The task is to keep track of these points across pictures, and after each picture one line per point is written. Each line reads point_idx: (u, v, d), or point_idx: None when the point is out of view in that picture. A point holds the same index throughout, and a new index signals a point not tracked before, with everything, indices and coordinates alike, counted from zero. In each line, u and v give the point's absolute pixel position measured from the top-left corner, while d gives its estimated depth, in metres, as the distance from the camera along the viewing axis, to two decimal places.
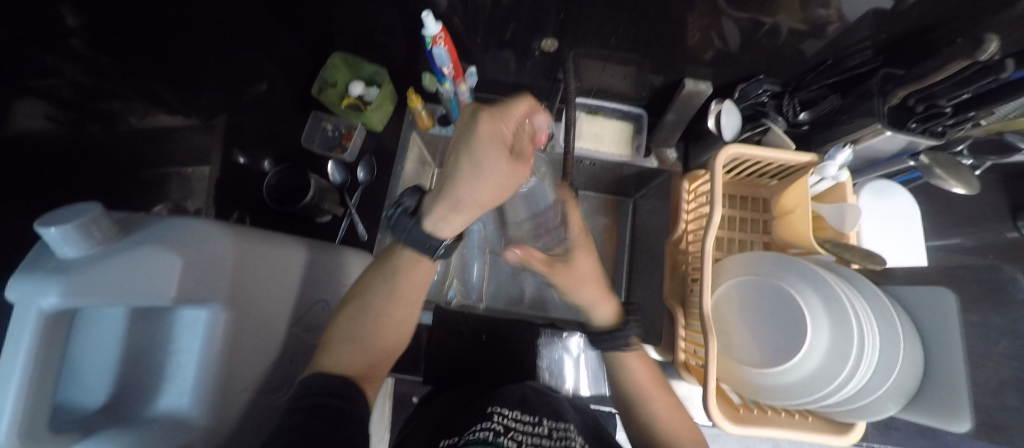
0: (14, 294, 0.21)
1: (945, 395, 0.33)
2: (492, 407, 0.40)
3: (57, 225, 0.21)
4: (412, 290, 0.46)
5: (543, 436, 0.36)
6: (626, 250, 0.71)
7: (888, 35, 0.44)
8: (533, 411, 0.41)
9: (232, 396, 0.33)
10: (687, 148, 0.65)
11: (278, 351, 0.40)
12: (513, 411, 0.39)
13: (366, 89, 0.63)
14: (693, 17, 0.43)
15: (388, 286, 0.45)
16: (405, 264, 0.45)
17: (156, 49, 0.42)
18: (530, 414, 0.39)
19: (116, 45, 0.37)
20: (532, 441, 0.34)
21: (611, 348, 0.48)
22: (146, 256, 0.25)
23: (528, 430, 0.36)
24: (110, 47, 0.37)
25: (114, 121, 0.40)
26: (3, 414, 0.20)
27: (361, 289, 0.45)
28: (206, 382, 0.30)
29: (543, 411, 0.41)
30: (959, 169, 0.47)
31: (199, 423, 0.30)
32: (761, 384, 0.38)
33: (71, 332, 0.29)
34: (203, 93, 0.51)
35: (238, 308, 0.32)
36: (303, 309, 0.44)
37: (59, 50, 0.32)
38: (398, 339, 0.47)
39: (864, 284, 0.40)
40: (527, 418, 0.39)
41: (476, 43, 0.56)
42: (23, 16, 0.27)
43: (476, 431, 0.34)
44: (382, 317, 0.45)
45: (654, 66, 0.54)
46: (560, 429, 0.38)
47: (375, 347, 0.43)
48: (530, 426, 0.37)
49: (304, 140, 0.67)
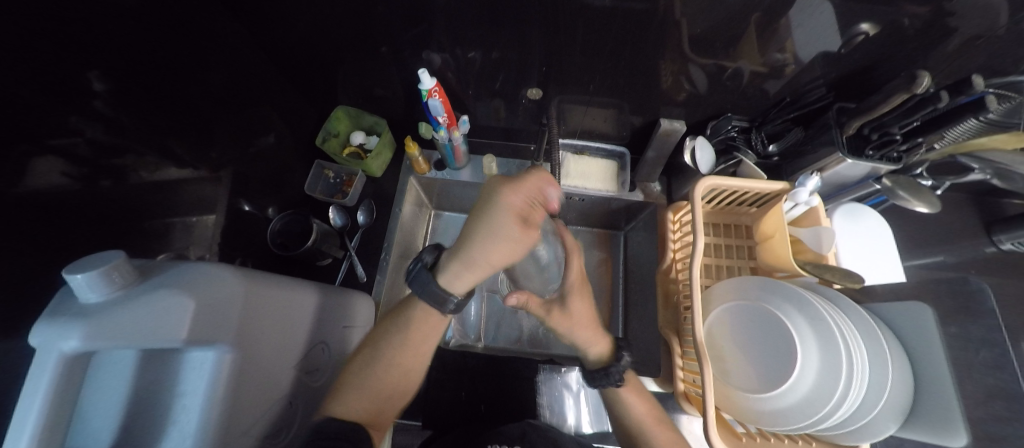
0: (38, 339, 0.23)
1: (940, 415, 0.33)
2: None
3: (82, 272, 0.23)
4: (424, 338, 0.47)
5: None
6: (621, 280, 0.72)
7: (837, 75, 0.49)
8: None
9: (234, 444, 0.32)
10: (669, 182, 0.68)
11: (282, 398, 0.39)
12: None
13: (367, 138, 0.69)
14: (664, 63, 0.48)
15: (399, 333, 0.47)
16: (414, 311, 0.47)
17: (170, 105, 0.45)
18: None
19: (133, 100, 0.40)
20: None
21: (610, 383, 0.47)
22: (158, 301, 0.27)
23: None
24: (128, 103, 0.40)
25: (125, 175, 0.40)
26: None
27: (374, 340, 0.47)
28: (207, 432, 0.29)
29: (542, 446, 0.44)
30: (919, 190, 0.51)
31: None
32: (761, 410, 0.38)
33: (81, 393, 0.29)
34: (216, 146, 0.54)
35: (244, 350, 0.32)
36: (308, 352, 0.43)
37: (82, 107, 0.34)
38: (408, 384, 0.47)
39: (846, 304, 0.42)
40: None
41: (469, 93, 0.61)
42: (45, 74, 0.30)
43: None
44: (391, 366, 0.45)
45: (632, 107, 0.59)
46: None
47: (383, 393, 0.44)
48: None
49: (307, 188, 0.70)
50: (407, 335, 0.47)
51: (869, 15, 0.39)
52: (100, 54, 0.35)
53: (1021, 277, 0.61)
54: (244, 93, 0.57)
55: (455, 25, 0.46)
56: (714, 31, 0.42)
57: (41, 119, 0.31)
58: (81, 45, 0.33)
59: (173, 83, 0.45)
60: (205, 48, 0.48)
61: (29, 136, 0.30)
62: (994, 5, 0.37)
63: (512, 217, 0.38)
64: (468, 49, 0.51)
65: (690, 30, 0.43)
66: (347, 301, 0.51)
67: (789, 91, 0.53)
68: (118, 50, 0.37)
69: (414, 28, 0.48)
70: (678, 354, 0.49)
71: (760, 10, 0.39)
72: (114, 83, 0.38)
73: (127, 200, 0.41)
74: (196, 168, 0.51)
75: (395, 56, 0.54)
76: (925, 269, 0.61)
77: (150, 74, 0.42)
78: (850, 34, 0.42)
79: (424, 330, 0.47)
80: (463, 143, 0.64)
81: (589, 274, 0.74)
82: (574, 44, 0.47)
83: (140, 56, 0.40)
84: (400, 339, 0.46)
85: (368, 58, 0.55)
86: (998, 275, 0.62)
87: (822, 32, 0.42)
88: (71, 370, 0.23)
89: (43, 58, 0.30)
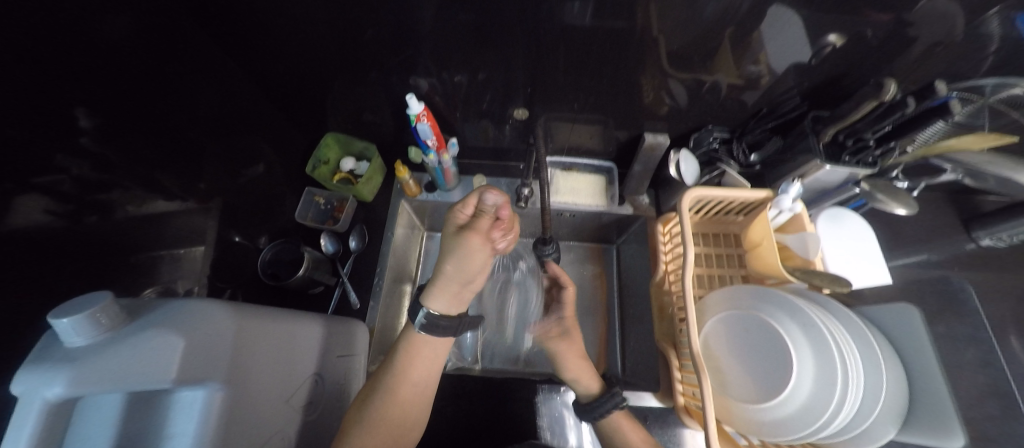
0: (21, 387, 0.22)
1: (937, 416, 0.34)
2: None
3: (67, 317, 0.23)
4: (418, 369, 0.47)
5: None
6: (616, 294, 0.72)
7: (809, 84, 0.51)
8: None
9: None
10: (658, 194, 0.69)
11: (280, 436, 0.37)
12: None
13: (357, 163, 0.70)
14: (645, 79, 0.50)
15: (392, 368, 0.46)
16: (406, 349, 0.47)
17: (157, 138, 0.45)
18: None
19: (120, 135, 0.40)
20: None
21: (605, 411, 0.49)
22: (148, 339, 0.26)
23: None
24: (115, 138, 0.40)
25: (111, 210, 0.40)
26: None
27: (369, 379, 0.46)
28: None
29: None
30: (895, 192, 0.53)
31: None
32: (760, 419, 0.38)
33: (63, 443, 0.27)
34: (204, 176, 0.53)
35: (235, 388, 0.30)
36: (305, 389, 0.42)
37: (68, 144, 0.34)
38: (412, 418, 0.46)
39: (835, 308, 0.43)
40: None
41: (456, 115, 0.62)
42: (27, 111, 0.30)
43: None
44: (388, 401, 0.44)
45: (617, 123, 0.61)
46: None
47: (382, 432, 0.43)
48: None
49: (298, 215, 0.70)
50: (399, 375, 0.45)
51: (834, 27, 0.41)
52: (85, 91, 0.35)
53: (1003, 272, 0.63)
54: (232, 123, 0.58)
55: (441, 50, 0.48)
56: (690, 47, 0.44)
57: (25, 157, 0.31)
58: (64, 84, 0.33)
59: (162, 116, 0.46)
60: (192, 81, 0.49)
61: (11, 175, 0.29)
62: (948, 15, 0.40)
63: (469, 232, 0.43)
64: (454, 73, 0.52)
65: (667, 46, 0.44)
66: (346, 327, 0.51)
67: (766, 101, 0.55)
68: (106, 87, 0.38)
69: (401, 54, 0.49)
70: (676, 366, 0.49)
71: (732, 25, 0.41)
72: (101, 118, 0.38)
73: (113, 235, 0.41)
74: (184, 198, 0.50)
75: (383, 80, 0.55)
76: (911, 268, 0.62)
77: (138, 110, 0.42)
78: (818, 46, 0.44)
79: (415, 366, 0.46)
80: (453, 164, 0.64)
81: (584, 289, 0.74)
82: (557, 64, 0.49)
83: (127, 93, 0.40)
84: (395, 381, 0.45)
85: (356, 83, 0.56)
86: (981, 270, 0.63)
87: (791, 45, 0.44)
88: (54, 418, 0.22)
89: (27, 97, 0.30)
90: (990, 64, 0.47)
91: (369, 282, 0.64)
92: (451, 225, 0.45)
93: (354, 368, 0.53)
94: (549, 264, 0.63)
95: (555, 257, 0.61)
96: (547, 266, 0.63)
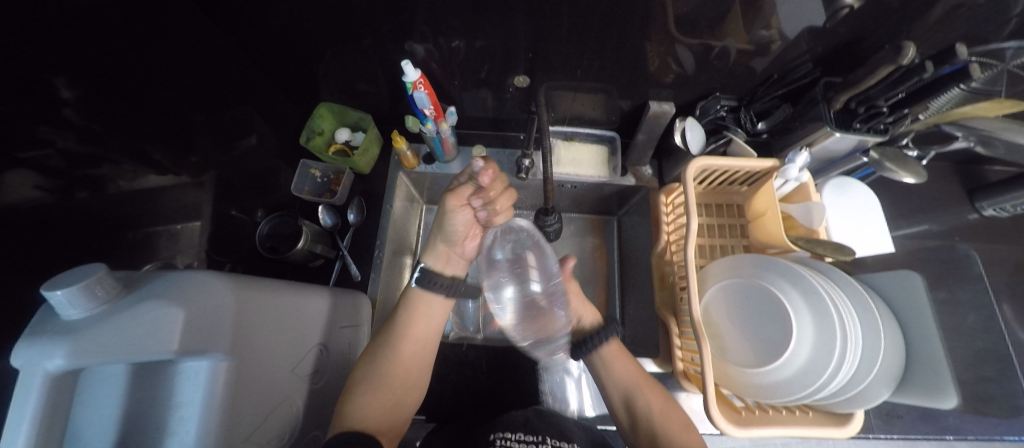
0: (20, 359, 0.22)
1: (925, 376, 0.36)
2: (496, 433, 0.45)
3: (61, 289, 0.23)
4: (424, 337, 0.48)
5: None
6: (616, 266, 0.73)
7: (823, 49, 0.49)
8: (537, 431, 0.46)
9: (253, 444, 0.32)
10: (661, 165, 0.68)
11: (294, 402, 0.39)
12: (518, 433, 0.45)
13: (352, 135, 0.67)
14: (651, 45, 0.48)
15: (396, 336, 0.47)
16: (408, 314, 0.48)
17: (145, 111, 0.43)
18: (534, 434, 0.45)
19: (106, 108, 0.39)
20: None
21: (596, 344, 0.52)
22: (147, 311, 0.25)
23: None
24: (100, 111, 0.38)
25: (104, 185, 0.40)
26: None
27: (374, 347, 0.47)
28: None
29: (547, 431, 0.46)
30: (905, 160, 0.51)
31: None
32: (758, 384, 0.40)
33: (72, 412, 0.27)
34: (195, 151, 0.51)
35: (242, 356, 0.30)
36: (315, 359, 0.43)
37: (51, 116, 0.33)
38: (417, 382, 0.48)
39: (838, 275, 0.43)
40: (531, 437, 0.44)
41: (454, 84, 0.60)
42: (8, 84, 0.29)
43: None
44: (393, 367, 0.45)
45: (620, 90, 0.58)
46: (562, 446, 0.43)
47: (390, 399, 0.45)
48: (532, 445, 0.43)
49: (294, 190, 0.67)
50: (404, 345, 0.47)
51: None
52: (65, 61, 0.33)
53: (1001, 241, 0.63)
54: (222, 96, 0.55)
55: (437, 15, 0.45)
56: (700, 10, 0.42)
57: (12, 132, 0.30)
58: (41, 52, 0.31)
59: (152, 89, 0.44)
60: (184, 51, 0.47)
61: None
62: None
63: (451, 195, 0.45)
64: (450, 38, 0.49)
65: (676, 10, 0.42)
66: (352, 300, 0.51)
67: (777, 67, 0.52)
68: (93, 60, 0.36)
69: (393, 19, 0.46)
70: (676, 333, 0.50)
71: None
72: (87, 91, 0.36)
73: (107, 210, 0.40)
74: (177, 173, 0.49)
75: (376, 46, 0.52)
76: (912, 238, 0.62)
77: (126, 84, 0.40)
78: (833, 10, 0.42)
79: (419, 332, 0.48)
80: (452, 135, 0.62)
81: (584, 262, 0.74)
82: (559, 29, 0.46)
83: (116, 63, 0.39)
84: (401, 347, 0.47)
85: (348, 49, 0.53)
86: (982, 239, 0.63)
87: (807, 6, 0.41)
88: (60, 387, 0.23)
89: (8, 65, 0.28)
90: (1013, 27, 0.44)
91: (370, 256, 0.64)
92: (447, 195, 0.45)
93: (358, 338, 0.53)
94: (551, 235, 0.62)
95: (557, 227, 0.61)
96: (549, 237, 0.63)
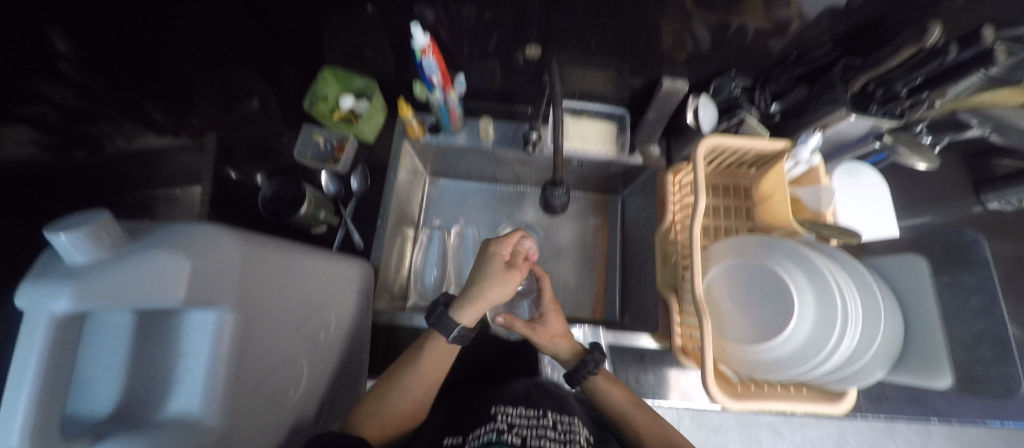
0: (25, 301, 0.22)
1: (922, 357, 0.38)
2: (496, 407, 0.46)
3: (64, 233, 0.22)
4: (434, 378, 0.50)
5: (548, 428, 0.43)
6: (618, 246, 0.73)
7: (845, 29, 0.46)
8: (538, 405, 0.47)
9: (262, 397, 0.32)
10: (669, 145, 0.66)
11: (301, 362, 0.39)
12: (519, 408, 0.46)
13: (357, 101, 0.64)
14: (667, 20, 0.46)
15: (412, 375, 0.49)
16: (427, 355, 0.50)
17: (145, 69, 0.42)
18: (536, 409, 0.46)
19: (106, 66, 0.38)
20: (538, 434, 0.42)
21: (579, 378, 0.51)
22: (152, 260, 0.25)
23: (533, 424, 0.43)
24: (100, 68, 0.37)
25: (100, 144, 0.41)
26: (20, 406, 0.20)
27: (388, 379, 0.49)
28: (220, 400, 0.27)
29: (547, 405, 0.48)
30: (919, 146, 0.50)
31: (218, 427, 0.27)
32: (756, 360, 0.41)
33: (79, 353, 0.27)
34: (195, 112, 0.51)
35: (248, 312, 0.30)
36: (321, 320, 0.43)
37: (48, 71, 0.33)
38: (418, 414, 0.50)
39: (842, 257, 0.43)
40: (533, 412, 0.45)
41: (464, 52, 0.57)
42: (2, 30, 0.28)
43: (482, 433, 0.41)
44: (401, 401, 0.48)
45: (632, 66, 0.56)
46: (565, 422, 0.45)
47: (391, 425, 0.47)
48: (535, 419, 0.44)
49: (297, 155, 0.65)
50: (416, 378, 0.49)
51: None
52: (64, 13, 0.32)
53: (1002, 234, 0.63)
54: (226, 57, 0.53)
55: None
56: None
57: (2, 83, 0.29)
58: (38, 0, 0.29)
59: (155, 49, 0.42)
60: None
61: None
62: None
63: (496, 240, 0.53)
64: (461, 4, 0.47)
65: None
66: (358, 266, 0.52)
67: (795, 47, 0.50)
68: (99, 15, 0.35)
69: None
70: (676, 311, 0.50)
71: None
72: (84, 45, 0.35)
73: None
74: (177, 133, 0.50)
75: (381, 11, 0.50)
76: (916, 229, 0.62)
77: (131, 39, 0.39)
78: None
79: (431, 373, 0.50)
80: (458, 105, 0.60)
81: (586, 242, 0.74)
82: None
83: (127, 22, 0.37)
84: (411, 382, 0.49)
85: (351, 15, 0.51)
86: (986, 232, 0.63)
87: None
88: (66, 330, 0.22)
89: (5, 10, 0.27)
90: None
91: (371, 225, 0.63)
92: (494, 259, 0.52)
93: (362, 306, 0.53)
94: (556, 208, 0.61)
95: (563, 200, 0.59)
96: (555, 210, 0.62)
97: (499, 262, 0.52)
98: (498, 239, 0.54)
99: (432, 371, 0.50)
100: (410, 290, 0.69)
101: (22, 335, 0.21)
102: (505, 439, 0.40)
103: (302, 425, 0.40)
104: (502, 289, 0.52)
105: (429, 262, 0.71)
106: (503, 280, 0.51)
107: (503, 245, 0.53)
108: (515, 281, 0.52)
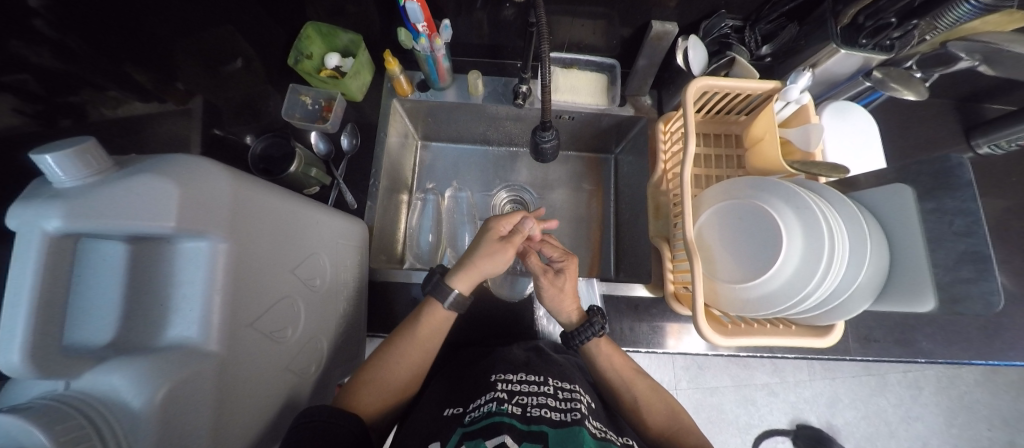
0: (17, 221, 0.22)
1: (907, 284, 0.38)
2: (496, 375, 0.47)
3: (50, 154, 0.22)
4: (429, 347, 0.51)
5: (550, 396, 0.44)
6: (612, 202, 0.74)
7: None
8: (538, 372, 0.48)
9: (261, 332, 0.33)
10: (661, 95, 0.65)
11: (298, 308, 0.39)
12: (517, 375, 0.47)
13: (343, 60, 0.65)
14: None
15: (408, 342, 0.50)
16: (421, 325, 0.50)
17: (127, 29, 0.40)
18: (536, 376, 0.47)
19: (84, 24, 0.36)
20: (537, 401, 0.42)
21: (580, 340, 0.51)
22: (140, 184, 0.24)
23: (535, 390, 0.44)
24: (78, 25, 0.35)
25: (85, 113, 0.38)
26: (19, 317, 0.21)
27: (386, 345, 0.50)
28: (218, 327, 0.28)
29: (546, 373, 0.49)
30: (909, 80, 0.49)
31: (218, 354, 0.28)
32: (746, 299, 0.42)
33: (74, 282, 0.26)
34: (178, 77, 0.48)
35: (239, 245, 0.30)
36: (318, 269, 0.43)
37: (22, 31, 0.31)
38: (412, 380, 0.50)
39: (832, 194, 0.43)
40: (533, 379, 0.46)
41: (449, 2, 0.56)
42: None
43: (481, 404, 0.42)
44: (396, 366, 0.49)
45: (622, 13, 0.55)
46: (567, 389, 0.46)
47: (385, 391, 0.48)
48: (537, 386, 0.45)
49: (285, 114, 0.66)
50: (410, 344, 0.50)
51: None
52: None
53: (992, 177, 0.64)
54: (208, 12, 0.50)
55: None
56: None
57: None
58: None
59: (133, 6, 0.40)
60: None
61: None
62: None
63: (497, 217, 0.55)
64: None
65: None
66: (350, 224, 0.52)
67: None
68: None
69: None
70: (668, 257, 0.51)
71: None
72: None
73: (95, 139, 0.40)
74: (161, 99, 0.47)
75: None
76: None
77: None
78: None
79: (425, 342, 0.50)
80: (445, 58, 0.59)
81: (579, 200, 0.75)
82: None
83: None
84: (406, 349, 0.49)
85: None
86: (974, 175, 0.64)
87: None
88: (60, 249, 0.22)
89: None
90: None
91: (364, 187, 0.63)
92: (489, 235, 0.54)
93: (359, 264, 0.54)
94: (547, 154, 0.60)
95: (553, 144, 0.58)
96: (544, 157, 0.60)
97: (493, 236, 0.54)
98: (495, 218, 0.55)
99: (427, 337, 0.50)
100: (406, 255, 0.71)
101: (16, 252, 0.22)
102: (505, 408, 0.40)
103: (303, 371, 0.41)
104: (494, 262, 0.53)
105: (424, 226, 0.72)
106: (496, 253, 0.52)
107: (497, 222, 0.55)
108: (508, 255, 0.53)
